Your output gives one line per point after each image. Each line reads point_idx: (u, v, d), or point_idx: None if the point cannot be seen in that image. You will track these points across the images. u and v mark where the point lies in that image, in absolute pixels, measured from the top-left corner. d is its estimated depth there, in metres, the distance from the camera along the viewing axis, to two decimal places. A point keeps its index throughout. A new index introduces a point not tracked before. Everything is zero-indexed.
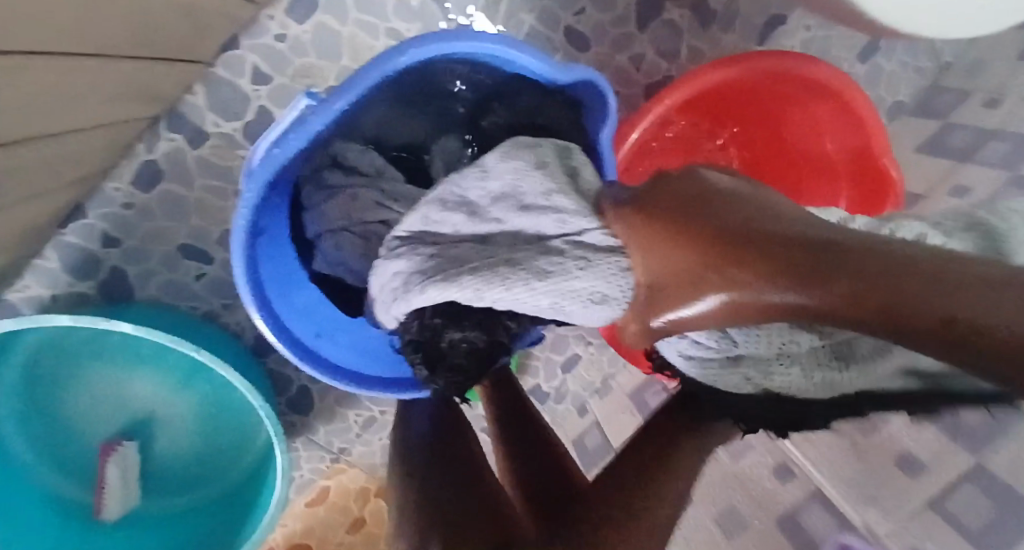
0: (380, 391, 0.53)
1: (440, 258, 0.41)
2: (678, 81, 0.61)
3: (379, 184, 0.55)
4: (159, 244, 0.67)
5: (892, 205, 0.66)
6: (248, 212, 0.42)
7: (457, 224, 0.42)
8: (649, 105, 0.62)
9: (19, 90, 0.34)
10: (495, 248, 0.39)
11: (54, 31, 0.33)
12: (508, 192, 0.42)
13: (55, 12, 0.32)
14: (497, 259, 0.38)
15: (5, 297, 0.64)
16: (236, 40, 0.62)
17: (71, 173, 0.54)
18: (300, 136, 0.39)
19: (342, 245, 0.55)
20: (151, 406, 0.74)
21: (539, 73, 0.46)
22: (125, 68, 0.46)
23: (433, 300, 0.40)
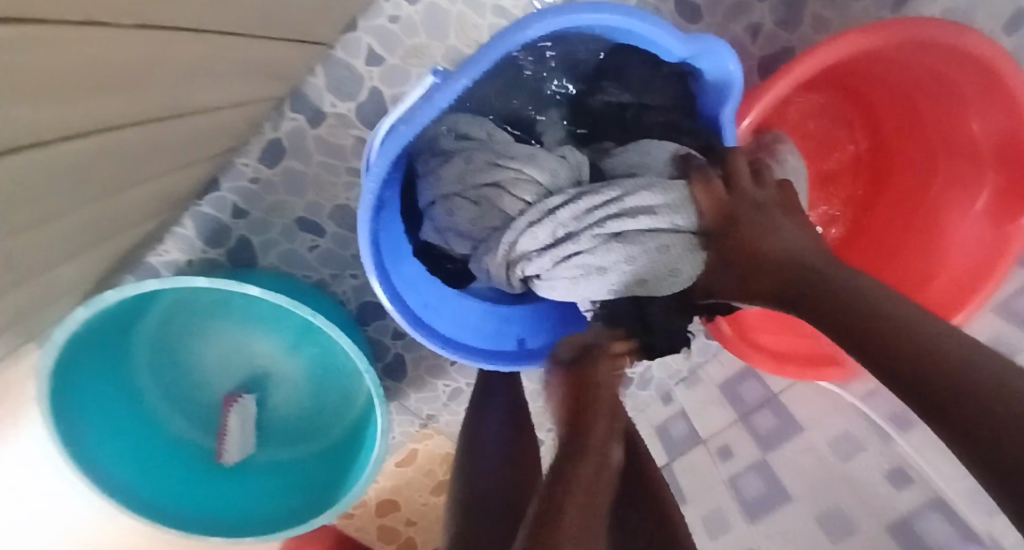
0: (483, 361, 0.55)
1: (616, 255, 0.48)
2: (812, 49, 0.55)
3: (491, 147, 0.56)
4: (280, 215, 0.73)
5: None
6: (374, 187, 0.45)
7: (621, 224, 0.48)
8: (776, 77, 0.57)
9: (175, 63, 0.37)
10: (654, 249, 0.48)
11: (212, 4, 0.37)
12: (675, 211, 0.48)
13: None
14: (657, 268, 0.49)
15: (148, 260, 0.73)
16: (355, 22, 0.65)
17: (210, 147, 0.60)
18: (427, 112, 0.41)
19: (454, 210, 0.56)
20: (267, 364, 0.82)
21: (663, 45, 0.45)
22: (259, 48, 0.50)
23: (599, 285, 0.50)
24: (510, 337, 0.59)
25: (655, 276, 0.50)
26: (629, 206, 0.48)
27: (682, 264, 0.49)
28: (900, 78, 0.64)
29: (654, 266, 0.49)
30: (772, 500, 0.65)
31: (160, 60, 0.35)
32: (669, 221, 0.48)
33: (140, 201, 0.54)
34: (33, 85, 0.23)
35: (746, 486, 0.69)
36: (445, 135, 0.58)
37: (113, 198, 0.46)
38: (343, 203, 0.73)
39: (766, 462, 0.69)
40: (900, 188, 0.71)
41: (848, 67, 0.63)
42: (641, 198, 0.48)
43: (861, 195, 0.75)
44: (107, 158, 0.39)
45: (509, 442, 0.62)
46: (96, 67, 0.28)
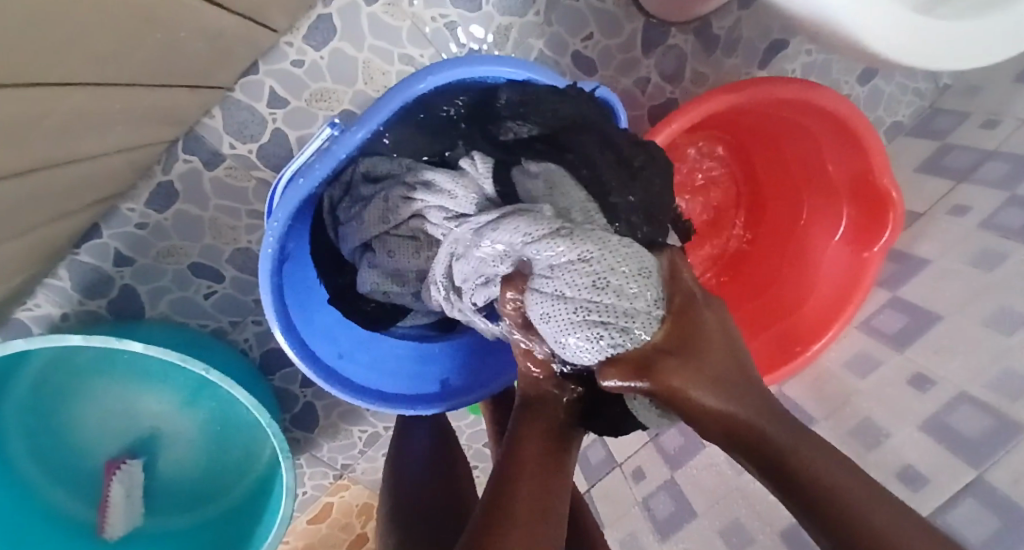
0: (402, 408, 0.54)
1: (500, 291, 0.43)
2: (686, 105, 0.61)
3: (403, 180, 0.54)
4: (173, 262, 0.69)
5: (897, 222, 0.66)
6: (276, 238, 0.43)
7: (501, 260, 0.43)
8: (661, 126, 0.62)
9: (53, 118, 0.35)
10: (539, 303, 0.40)
11: (101, 60, 0.35)
12: (556, 262, 0.39)
13: (102, 42, 0.34)
14: (549, 323, 0.40)
15: (18, 316, 0.65)
16: (255, 66, 0.63)
17: (92, 192, 0.56)
18: (329, 162, 0.41)
19: (393, 249, 0.55)
20: (156, 422, 0.76)
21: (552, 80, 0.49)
22: (150, 97, 0.48)
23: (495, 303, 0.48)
24: (429, 379, 0.59)
25: (553, 333, 0.40)
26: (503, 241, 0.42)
27: (561, 339, 0.40)
28: (766, 127, 0.72)
29: (542, 317, 0.40)
30: (680, 518, 0.68)
31: (43, 116, 0.33)
32: (548, 270, 0.39)
33: (6, 256, 0.49)
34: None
35: (657, 507, 0.72)
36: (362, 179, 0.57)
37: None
38: (245, 246, 0.70)
39: (673, 481, 0.73)
40: (775, 222, 0.79)
41: (722, 118, 0.71)
42: (516, 233, 0.41)
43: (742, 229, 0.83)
44: None
45: (437, 460, 0.64)
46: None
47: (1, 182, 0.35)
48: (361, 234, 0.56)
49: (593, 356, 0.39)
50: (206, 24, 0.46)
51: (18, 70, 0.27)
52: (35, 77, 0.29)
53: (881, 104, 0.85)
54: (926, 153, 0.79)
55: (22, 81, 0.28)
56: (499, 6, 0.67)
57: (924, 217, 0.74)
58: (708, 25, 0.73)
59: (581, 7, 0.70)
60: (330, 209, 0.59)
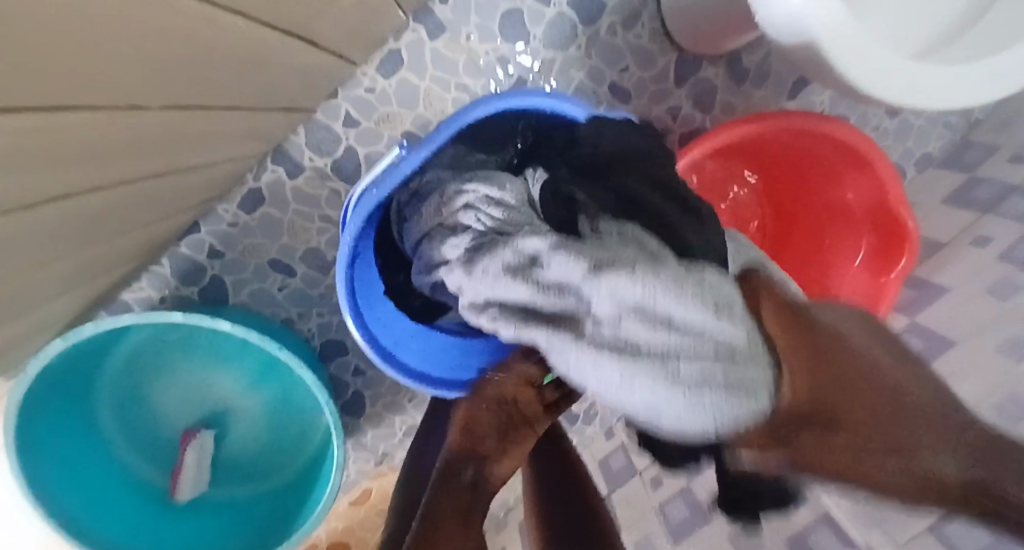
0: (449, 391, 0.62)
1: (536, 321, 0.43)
2: (709, 132, 0.67)
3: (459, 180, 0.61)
4: (254, 257, 0.79)
5: (913, 249, 0.70)
6: (350, 239, 0.52)
7: (543, 289, 0.42)
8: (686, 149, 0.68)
9: (167, 132, 0.45)
10: (591, 336, 0.38)
11: (206, 86, 0.45)
12: (619, 302, 0.37)
13: (211, 73, 0.43)
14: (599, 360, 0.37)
15: (123, 296, 0.77)
16: (335, 93, 0.74)
17: (191, 196, 0.66)
18: (395, 178, 0.50)
19: (434, 240, 0.59)
20: (228, 400, 0.86)
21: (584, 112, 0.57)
22: (246, 118, 0.58)
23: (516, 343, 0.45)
24: (473, 368, 0.66)
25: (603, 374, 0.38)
26: (548, 271, 0.42)
27: (652, 401, 0.35)
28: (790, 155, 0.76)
29: (593, 356, 0.38)
30: (692, 524, 0.72)
31: (160, 130, 0.43)
32: (601, 305, 0.38)
33: (120, 246, 0.60)
34: (58, 153, 0.29)
35: (672, 512, 0.77)
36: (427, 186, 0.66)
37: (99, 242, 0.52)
38: (315, 247, 0.80)
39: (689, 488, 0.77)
40: (801, 244, 0.81)
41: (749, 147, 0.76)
42: (561, 264, 0.41)
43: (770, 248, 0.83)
44: (97, 208, 0.45)
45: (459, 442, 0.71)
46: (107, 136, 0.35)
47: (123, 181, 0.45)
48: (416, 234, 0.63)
49: (697, 419, 0.33)
50: (296, 59, 0.56)
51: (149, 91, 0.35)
52: (157, 98, 0.38)
53: (911, 136, 0.88)
54: (955, 185, 0.82)
55: (146, 101, 0.36)
56: (546, 42, 0.75)
57: (948, 246, 0.76)
58: (737, 59, 0.79)
59: (620, 44, 0.77)
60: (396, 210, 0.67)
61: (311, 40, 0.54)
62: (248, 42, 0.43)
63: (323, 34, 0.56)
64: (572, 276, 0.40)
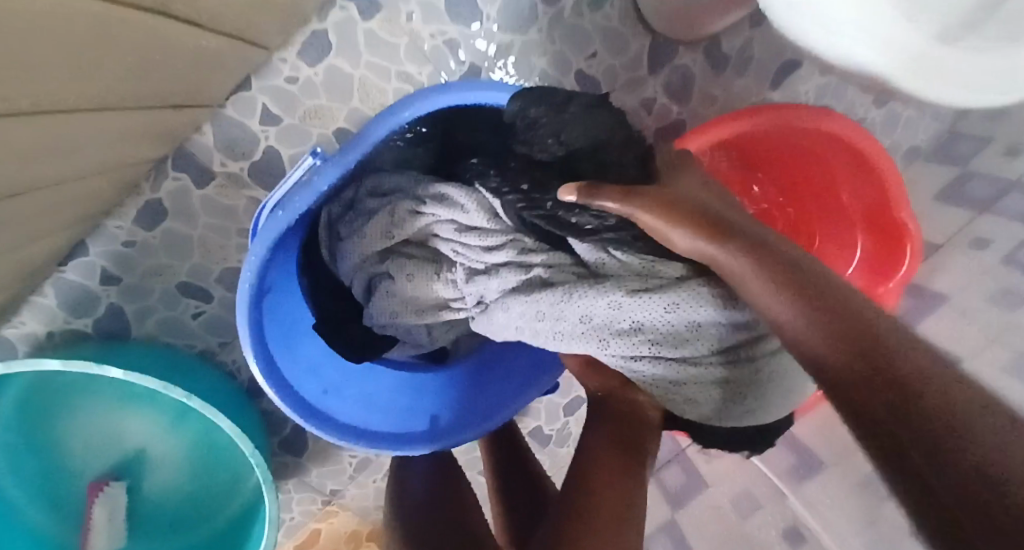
0: (391, 447, 0.50)
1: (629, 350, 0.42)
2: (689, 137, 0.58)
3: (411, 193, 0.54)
4: (160, 280, 0.67)
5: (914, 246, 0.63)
6: (255, 272, 0.41)
7: (649, 327, 0.41)
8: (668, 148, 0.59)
9: (14, 151, 0.33)
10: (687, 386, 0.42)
11: (67, 83, 0.33)
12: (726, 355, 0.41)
13: (70, 68, 0.31)
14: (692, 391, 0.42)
15: (3, 333, 0.63)
16: (248, 82, 0.61)
17: (68, 214, 0.53)
18: (310, 195, 0.39)
19: (412, 275, 0.53)
20: (143, 443, 0.74)
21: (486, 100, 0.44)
22: (125, 120, 0.46)
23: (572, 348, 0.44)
24: (422, 414, 0.56)
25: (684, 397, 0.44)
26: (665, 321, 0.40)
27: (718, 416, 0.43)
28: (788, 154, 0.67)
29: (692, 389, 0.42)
30: None
31: (2, 148, 0.31)
32: (708, 356, 0.41)
33: None
34: None
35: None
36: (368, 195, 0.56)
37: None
38: (234, 266, 0.68)
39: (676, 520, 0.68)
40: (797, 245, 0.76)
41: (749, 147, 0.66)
42: (692, 308, 0.40)
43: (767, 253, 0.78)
44: None
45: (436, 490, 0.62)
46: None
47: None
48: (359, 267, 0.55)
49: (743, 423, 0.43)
50: (188, 43, 0.43)
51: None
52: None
53: (899, 127, 0.81)
54: (946, 180, 0.75)
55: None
56: (501, 25, 0.65)
57: (944, 247, 0.70)
58: (717, 45, 0.71)
59: (586, 27, 0.67)
60: (327, 225, 0.57)
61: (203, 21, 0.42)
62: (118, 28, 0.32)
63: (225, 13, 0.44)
64: (692, 324, 0.40)
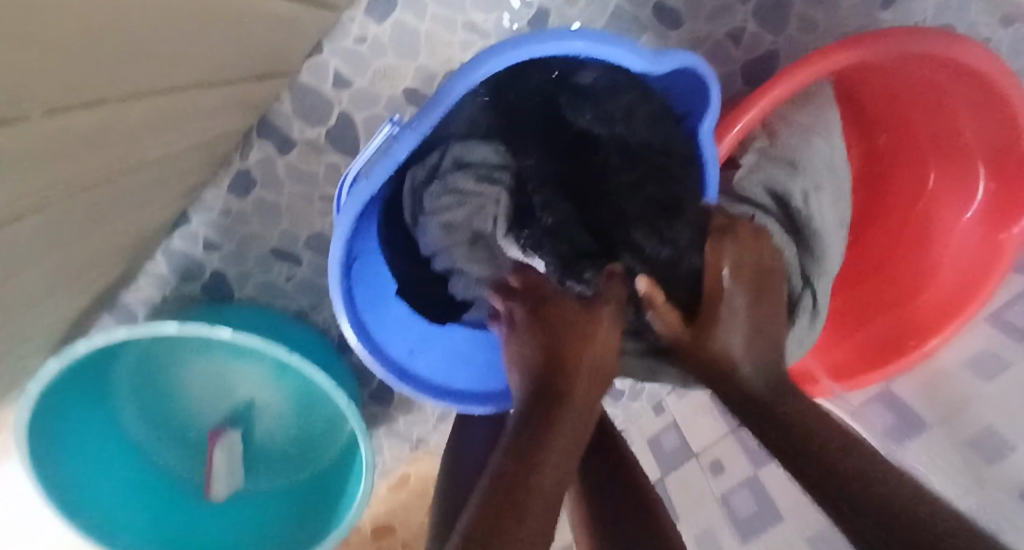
0: (471, 404, 0.53)
1: None
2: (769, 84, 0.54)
3: (472, 173, 0.56)
4: (255, 245, 0.71)
5: None
6: (343, 242, 0.42)
7: None
8: (761, 89, 0.55)
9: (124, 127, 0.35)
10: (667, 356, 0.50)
11: (168, 59, 0.34)
12: None
13: (168, 40, 0.32)
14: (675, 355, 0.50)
15: (125, 298, 0.71)
16: (320, 45, 0.62)
17: (170, 186, 0.56)
18: (388, 165, 0.39)
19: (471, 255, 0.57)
20: (252, 393, 0.81)
21: (614, 56, 0.41)
22: (218, 92, 0.47)
23: None
24: (501, 372, 0.56)
25: None
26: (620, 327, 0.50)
27: None
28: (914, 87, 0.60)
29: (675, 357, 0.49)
30: (762, 521, 0.64)
31: (114, 125, 0.33)
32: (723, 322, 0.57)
33: (95, 254, 0.51)
34: None
35: (737, 504, 0.68)
36: (456, 162, 0.56)
37: (59, 259, 0.42)
38: (320, 230, 0.71)
39: (758, 478, 0.68)
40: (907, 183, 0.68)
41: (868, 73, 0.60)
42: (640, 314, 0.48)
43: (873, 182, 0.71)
44: (64, 221, 0.36)
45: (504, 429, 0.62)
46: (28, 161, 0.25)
47: (79, 194, 0.36)
48: (443, 238, 0.58)
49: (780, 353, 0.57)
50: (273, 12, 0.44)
51: (78, 87, 0.25)
52: (101, 88, 0.28)
53: None
54: None
55: (83, 96, 0.26)
56: None
57: None
58: None
59: None
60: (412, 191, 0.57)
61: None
62: None
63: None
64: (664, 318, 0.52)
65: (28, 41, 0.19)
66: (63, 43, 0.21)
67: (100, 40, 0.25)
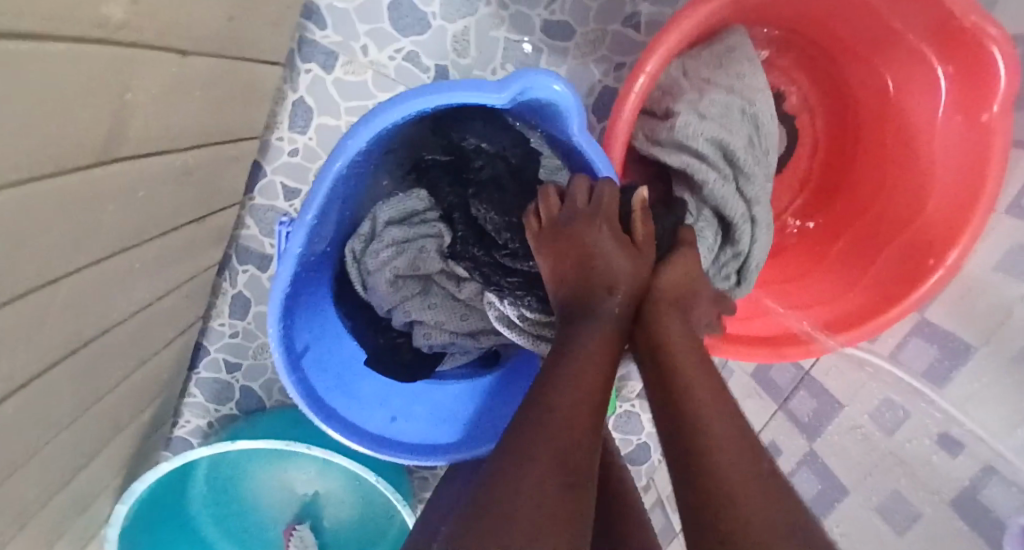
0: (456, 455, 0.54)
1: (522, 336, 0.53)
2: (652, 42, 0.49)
3: (409, 229, 0.58)
4: (268, 355, 0.78)
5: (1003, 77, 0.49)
6: (278, 344, 0.46)
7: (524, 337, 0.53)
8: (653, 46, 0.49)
9: (66, 304, 0.40)
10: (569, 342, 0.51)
11: (95, 237, 0.40)
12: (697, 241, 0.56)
13: (86, 225, 0.38)
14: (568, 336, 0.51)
15: (177, 433, 0.80)
16: (260, 168, 0.68)
17: (173, 328, 0.63)
18: (289, 264, 0.43)
19: (428, 306, 0.58)
20: (309, 487, 0.85)
21: (459, 95, 0.42)
22: (174, 240, 0.54)
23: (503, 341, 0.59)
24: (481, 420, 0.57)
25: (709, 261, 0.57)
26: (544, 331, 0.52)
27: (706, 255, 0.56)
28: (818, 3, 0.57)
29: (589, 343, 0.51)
30: (830, 499, 0.57)
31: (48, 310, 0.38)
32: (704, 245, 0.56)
33: (121, 402, 0.58)
34: None
35: (801, 486, 0.61)
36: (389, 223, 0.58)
37: (68, 422, 0.48)
38: None
39: (814, 453, 0.61)
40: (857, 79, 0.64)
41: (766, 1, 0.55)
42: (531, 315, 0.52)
43: (829, 87, 0.68)
44: (45, 396, 0.43)
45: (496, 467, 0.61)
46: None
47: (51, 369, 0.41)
48: (392, 293, 0.58)
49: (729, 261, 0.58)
50: (189, 161, 0.49)
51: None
52: (25, 281, 0.33)
53: None
54: None
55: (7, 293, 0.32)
56: (448, 15, 0.64)
57: None
58: None
59: None
60: (355, 260, 0.58)
61: (191, 142, 0.48)
62: (100, 187, 0.38)
63: (208, 123, 0.50)
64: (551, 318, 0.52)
65: None
66: None
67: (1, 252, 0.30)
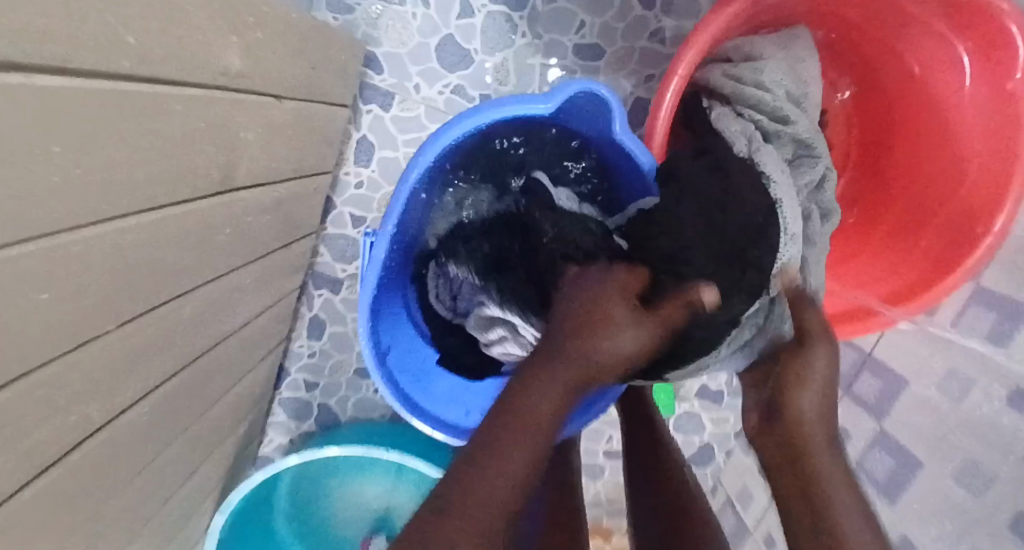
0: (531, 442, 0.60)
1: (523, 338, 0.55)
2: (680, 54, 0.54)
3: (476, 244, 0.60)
4: (342, 372, 0.84)
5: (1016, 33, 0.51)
6: (369, 340, 0.53)
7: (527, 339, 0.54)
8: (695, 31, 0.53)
9: (193, 316, 0.47)
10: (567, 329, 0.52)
11: (215, 258, 0.47)
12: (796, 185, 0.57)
13: (208, 248, 0.46)
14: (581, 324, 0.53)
15: (262, 450, 0.87)
16: (331, 201, 0.77)
17: (263, 348, 0.71)
18: (376, 268, 0.50)
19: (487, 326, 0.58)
20: (383, 500, 0.88)
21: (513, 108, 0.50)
22: (268, 264, 0.62)
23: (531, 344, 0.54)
24: None
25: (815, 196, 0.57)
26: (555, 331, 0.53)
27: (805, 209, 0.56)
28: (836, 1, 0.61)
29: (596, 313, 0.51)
30: (905, 475, 0.56)
31: (181, 319, 0.45)
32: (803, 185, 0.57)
33: (225, 413, 0.66)
34: (70, 397, 0.32)
35: (873, 466, 0.59)
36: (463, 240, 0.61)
37: (189, 426, 0.55)
38: None
39: (886, 431, 0.59)
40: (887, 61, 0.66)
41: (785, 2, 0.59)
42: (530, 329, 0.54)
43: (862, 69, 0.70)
44: (173, 399, 0.50)
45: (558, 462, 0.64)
46: (117, 358, 0.37)
47: (178, 373, 0.49)
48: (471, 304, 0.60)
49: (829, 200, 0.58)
50: (282, 196, 0.58)
51: (148, 295, 0.38)
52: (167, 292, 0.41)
53: None
54: None
55: (156, 300, 0.39)
56: (488, 50, 0.71)
57: None
58: None
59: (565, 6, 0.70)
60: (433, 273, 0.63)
61: (283, 177, 0.56)
62: (223, 214, 0.45)
63: (292, 161, 0.58)
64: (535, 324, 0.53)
65: (100, 287, 0.31)
66: (126, 277, 0.33)
67: (154, 264, 0.37)
